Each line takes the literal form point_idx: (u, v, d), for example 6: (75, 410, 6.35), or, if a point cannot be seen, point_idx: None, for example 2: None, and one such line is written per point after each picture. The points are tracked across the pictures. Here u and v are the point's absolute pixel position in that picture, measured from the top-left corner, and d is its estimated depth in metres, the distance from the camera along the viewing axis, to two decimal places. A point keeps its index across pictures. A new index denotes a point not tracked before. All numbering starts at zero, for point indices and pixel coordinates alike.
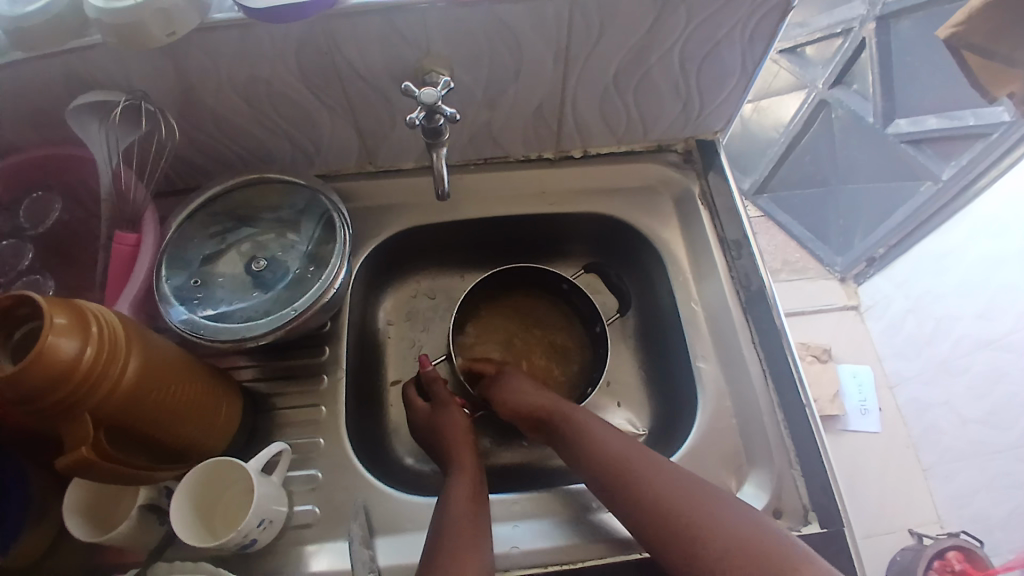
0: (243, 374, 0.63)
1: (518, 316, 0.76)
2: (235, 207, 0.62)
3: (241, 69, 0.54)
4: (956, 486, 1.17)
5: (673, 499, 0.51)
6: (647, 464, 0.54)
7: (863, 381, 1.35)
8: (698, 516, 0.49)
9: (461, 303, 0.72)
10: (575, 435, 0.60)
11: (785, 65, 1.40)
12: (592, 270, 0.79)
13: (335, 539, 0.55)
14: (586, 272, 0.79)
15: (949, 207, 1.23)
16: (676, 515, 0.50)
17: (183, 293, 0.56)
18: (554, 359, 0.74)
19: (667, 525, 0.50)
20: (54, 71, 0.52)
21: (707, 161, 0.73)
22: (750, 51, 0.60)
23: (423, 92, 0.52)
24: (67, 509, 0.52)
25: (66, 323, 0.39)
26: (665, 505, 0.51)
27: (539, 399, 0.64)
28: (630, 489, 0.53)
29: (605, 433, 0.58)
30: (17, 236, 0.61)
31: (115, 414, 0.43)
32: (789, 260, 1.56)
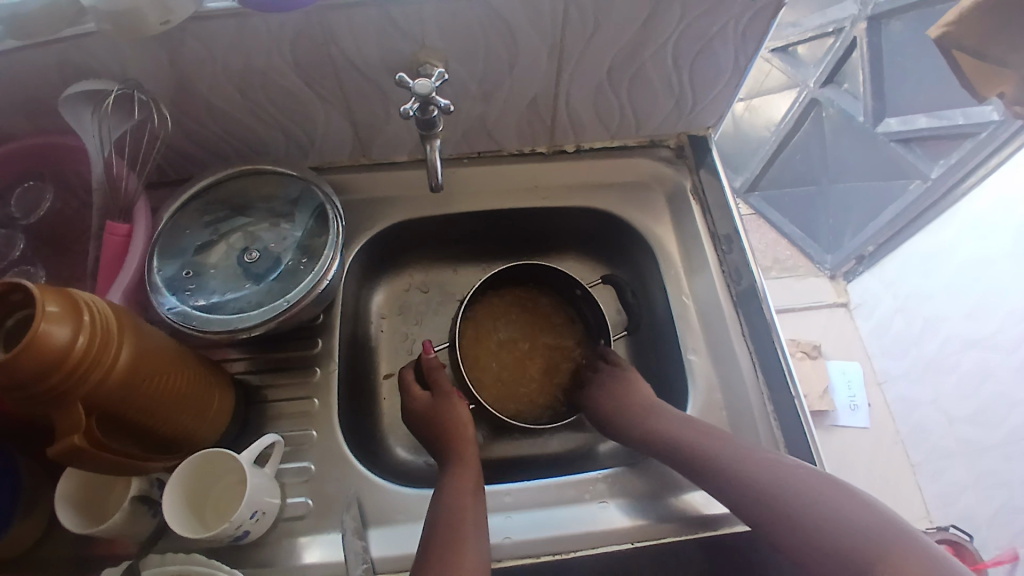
0: (235, 366, 0.63)
1: (518, 304, 0.76)
2: (228, 198, 0.62)
3: (234, 60, 0.54)
4: (943, 483, 1.19)
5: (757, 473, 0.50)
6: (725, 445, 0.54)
7: (852, 378, 1.37)
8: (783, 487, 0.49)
9: (471, 294, 0.72)
10: (642, 426, 0.60)
11: (778, 64, 1.40)
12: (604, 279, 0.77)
13: (328, 531, 0.55)
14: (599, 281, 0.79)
15: (937, 204, 1.24)
16: (755, 490, 0.50)
17: (175, 283, 0.56)
18: (555, 351, 0.75)
19: (739, 499, 0.50)
20: (45, 59, 0.52)
21: (699, 157, 0.74)
22: (742, 48, 0.61)
23: (418, 83, 0.51)
24: (60, 498, 0.51)
25: (58, 310, 0.38)
26: (753, 492, 0.50)
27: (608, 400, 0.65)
28: (693, 471, 0.55)
29: (676, 421, 0.58)
30: (9, 226, 0.61)
31: (107, 402, 0.43)
32: (779, 257, 1.57)
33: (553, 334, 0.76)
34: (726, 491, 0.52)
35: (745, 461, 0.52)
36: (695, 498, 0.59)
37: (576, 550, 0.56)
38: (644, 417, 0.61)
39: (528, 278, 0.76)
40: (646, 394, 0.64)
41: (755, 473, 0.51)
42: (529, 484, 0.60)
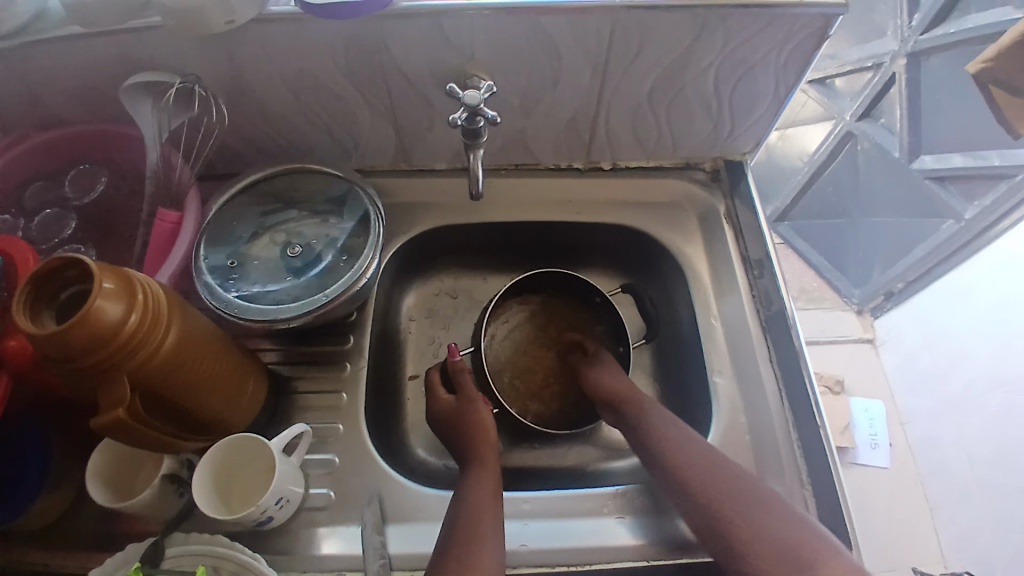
0: (267, 356, 0.65)
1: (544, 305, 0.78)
2: (274, 194, 0.64)
3: (290, 61, 0.56)
4: (961, 527, 1.15)
5: (722, 499, 0.51)
6: (704, 465, 0.54)
7: (874, 416, 1.35)
8: (747, 521, 0.49)
9: (495, 299, 0.72)
10: (644, 428, 0.60)
11: (814, 95, 1.36)
12: (628, 290, 0.77)
13: (347, 524, 0.56)
14: (621, 291, 0.79)
15: (968, 245, 1.23)
16: (720, 518, 0.51)
17: (219, 272, 0.57)
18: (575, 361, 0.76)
19: (710, 522, 0.51)
20: (110, 49, 0.55)
21: (734, 182, 0.74)
22: (783, 77, 0.62)
23: (467, 94, 0.53)
24: (89, 475, 0.52)
25: (113, 288, 0.40)
26: (731, 533, 0.49)
27: (620, 385, 0.65)
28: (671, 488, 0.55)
29: (671, 429, 0.59)
30: (62, 206, 0.63)
31: (150, 380, 0.44)
32: (806, 288, 1.56)
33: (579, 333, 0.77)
34: (707, 526, 0.51)
35: (716, 489, 0.52)
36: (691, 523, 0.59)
37: (591, 562, 0.56)
38: (642, 418, 0.61)
39: (550, 283, 0.76)
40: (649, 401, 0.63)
41: (736, 516, 0.50)
42: (546, 493, 0.60)
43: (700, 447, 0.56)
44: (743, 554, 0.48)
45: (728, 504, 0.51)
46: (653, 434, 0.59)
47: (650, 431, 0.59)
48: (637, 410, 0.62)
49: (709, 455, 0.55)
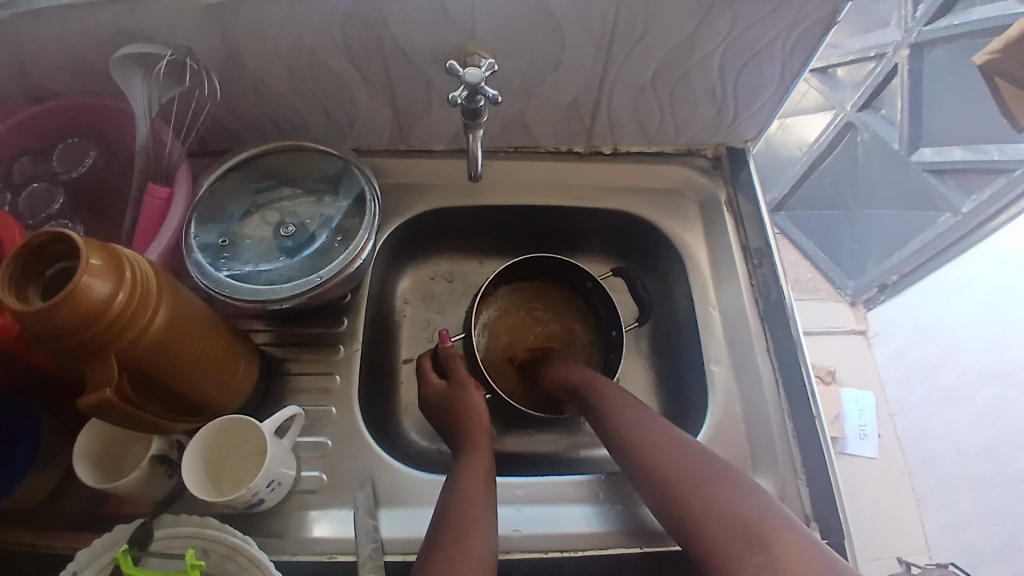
0: (259, 338, 0.64)
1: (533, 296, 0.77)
2: (268, 171, 0.63)
3: (285, 36, 0.55)
4: (947, 518, 1.17)
5: (676, 473, 0.51)
6: (662, 440, 0.54)
7: (864, 407, 1.35)
8: (697, 493, 0.48)
9: (484, 286, 0.71)
10: (595, 407, 0.61)
11: (815, 84, 1.33)
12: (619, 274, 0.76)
13: (339, 507, 0.56)
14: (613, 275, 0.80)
15: (963, 239, 1.24)
16: (673, 490, 0.50)
17: (211, 251, 0.56)
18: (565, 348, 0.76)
19: (666, 496, 0.50)
20: (99, 21, 0.53)
21: (735, 169, 0.74)
22: (788, 64, 0.61)
23: (467, 72, 0.52)
24: (77, 454, 0.52)
25: (100, 264, 0.39)
26: (684, 505, 0.49)
27: (574, 372, 0.66)
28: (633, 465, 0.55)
29: (624, 409, 0.59)
30: (50, 181, 0.61)
31: (140, 360, 0.43)
32: (801, 279, 1.56)
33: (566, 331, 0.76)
34: (662, 500, 0.51)
35: (671, 463, 0.52)
36: None
37: (584, 549, 0.55)
38: (595, 397, 0.62)
39: (541, 270, 0.75)
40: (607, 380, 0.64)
41: (687, 488, 0.49)
42: (540, 479, 0.59)
43: (659, 426, 0.56)
44: (694, 524, 0.47)
45: (680, 478, 0.50)
46: (615, 417, 0.59)
47: (613, 413, 0.59)
48: (605, 391, 0.62)
49: (668, 432, 0.55)
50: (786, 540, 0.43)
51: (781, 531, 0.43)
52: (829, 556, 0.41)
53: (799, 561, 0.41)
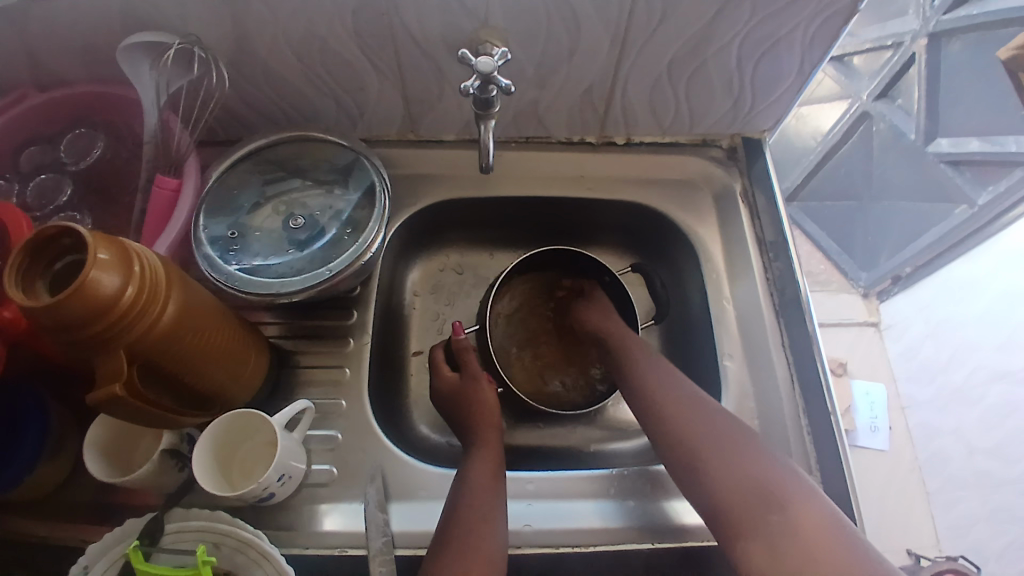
0: (268, 331, 0.64)
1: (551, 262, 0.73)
2: (278, 162, 0.62)
3: (296, 24, 0.54)
4: (957, 514, 1.17)
5: (692, 430, 0.54)
6: (678, 396, 0.57)
7: (875, 400, 1.34)
8: (712, 451, 0.52)
9: (506, 271, 0.71)
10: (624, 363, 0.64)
11: (831, 74, 1.24)
12: (638, 270, 0.75)
13: (350, 501, 0.55)
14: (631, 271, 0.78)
15: (979, 233, 1.23)
16: (689, 445, 0.53)
17: (219, 243, 0.56)
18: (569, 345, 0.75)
19: (681, 449, 0.54)
20: (110, 8, 0.52)
21: (750, 160, 0.72)
22: (808, 54, 0.59)
23: (480, 60, 0.51)
24: (89, 444, 0.52)
25: (109, 258, 0.39)
26: (696, 458, 0.52)
27: (607, 322, 0.69)
28: (648, 411, 0.58)
29: (647, 364, 0.62)
30: (58, 171, 0.61)
31: (150, 353, 0.43)
32: (812, 272, 1.51)
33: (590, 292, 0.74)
34: (675, 451, 0.54)
35: (689, 420, 0.55)
36: (678, 509, 0.57)
37: (596, 544, 0.55)
38: (625, 352, 0.64)
39: (554, 266, 0.75)
40: (639, 343, 0.65)
41: (701, 446, 0.52)
42: (553, 474, 0.58)
43: (677, 382, 0.59)
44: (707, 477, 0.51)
45: (695, 436, 0.53)
46: (644, 381, 0.60)
47: (644, 379, 0.60)
48: (642, 361, 0.63)
49: (685, 389, 0.58)
50: (803, 504, 0.47)
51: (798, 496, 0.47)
52: (841, 522, 0.46)
53: (819, 526, 0.45)
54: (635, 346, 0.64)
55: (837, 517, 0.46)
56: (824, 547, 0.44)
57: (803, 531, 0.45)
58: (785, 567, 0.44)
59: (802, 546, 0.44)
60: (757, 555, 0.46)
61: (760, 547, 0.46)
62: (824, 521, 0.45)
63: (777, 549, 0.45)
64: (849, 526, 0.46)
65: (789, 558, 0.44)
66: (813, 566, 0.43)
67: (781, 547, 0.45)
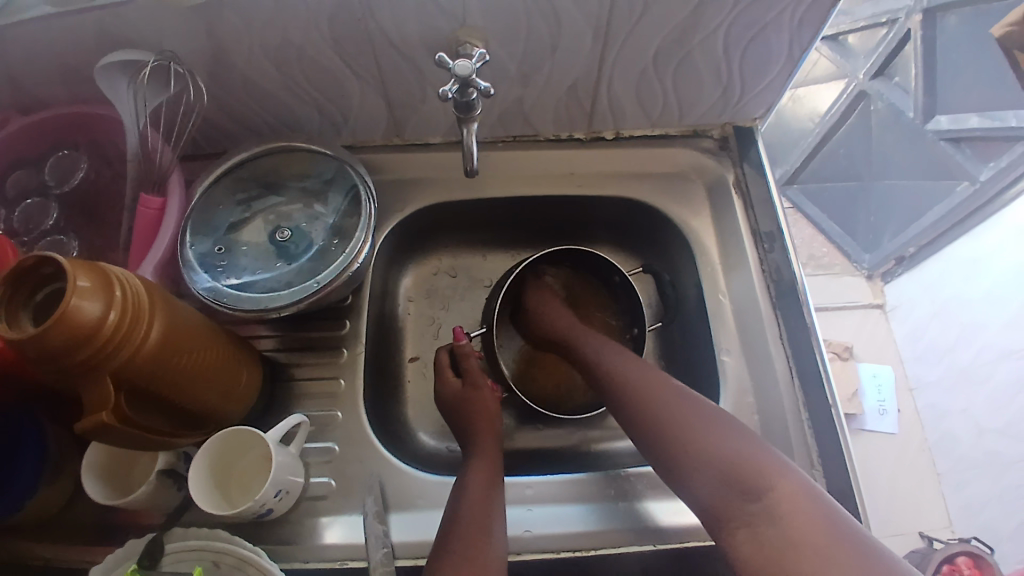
0: (263, 344, 0.63)
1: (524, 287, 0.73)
2: (263, 174, 0.61)
3: (272, 34, 0.53)
4: (968, 494, 1.16)
5: (665, 416, 0.53)
6: (650, 384, 0.57)
7: (883, 383, 1.33)
8: (686, 437, 0.51)
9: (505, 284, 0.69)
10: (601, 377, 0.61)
11: (826, 53, 1.29)
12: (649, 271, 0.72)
13: (349, 513, 0.55)
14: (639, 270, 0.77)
15: (982, 210, 1.21)
16: (663, 432, 0.53)
17: (207, 259, 0.55)
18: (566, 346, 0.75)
19: (656, 438, 0.53)
20: (85, 28, 0.52)
21: (743, 149, 0.71)
22: (797, 38, 0.58)
23: (458, 64, 0.50)
24: (86, 468, 0.52)
25: (89, 285, 0.38)
26: (671, 446, 0.52)
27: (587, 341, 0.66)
28: (621, 401, 0.58)
29: (618, 360, 0.61)
30: (43, 194, 0.61)
31: (137, 377, 0.43)
32: (815, 255, 1.50)
33: (580, 300, 0.75)
34: (650, 441, 0.54)
35: (661, 405, 0.54)
36: (675, 509, 0.57)
37: (596, 548, 0.55)
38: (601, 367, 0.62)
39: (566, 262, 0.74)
40: (616, 348, 0.64)
41: (675, 433, 0.52)
42: (551, 478, 0.58)
43: (648, 372, 0.59)
44: (683, 464, 0.50)
45: (669, 423, 0.53)
46: (614, 372, 0.60)
47: (613, 370, 0.60)
48: (609, 353, 0.63)
49: (657, 378, 0.57)
50: (782, 486, 0.46)
51: (778, 478, 0.47)
52: (823, 499, 0.45)
53: (800, 509, 0.45)
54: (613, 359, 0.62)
55: (818, 496, 0.46)
56: (806, 529, 0.43)
57: (785, 515, 0.45)
58: (770, 552, 0.44)
59: (784, 531, 0.44)
60: (744, 543, 0.45)
61: (745, 536, 0.45)
62: (804, 503, 0.45)
63: (761, 536, 0.45)
64: (832, 504, 0.45)
65: (772, 545, 0.44)
66: (796, 549, 0.43)
67: (764, 533, 0.44)
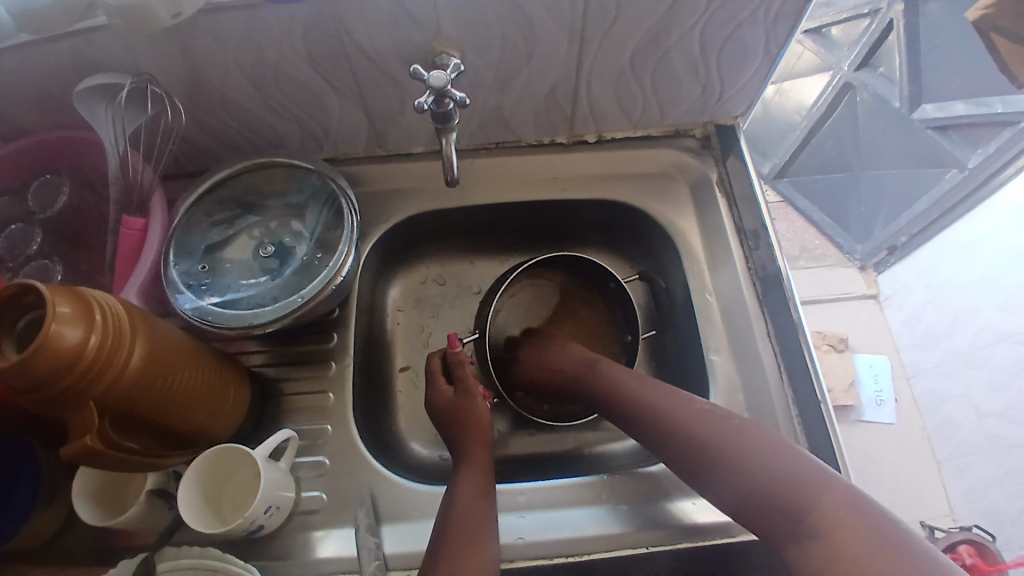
0: (252, 359, 0.64)
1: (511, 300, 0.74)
2: (243, 192, 0.61)
3: (247, 53, 0.53)
4: (969, 480, 1.16)
5: (687, 429, 0.52)
6: (665, 398, 0.56)
7: (879, 372, 1.31)
8: (714, 451, 0.50)
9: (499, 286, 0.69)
10: (611, 397, 0.60)
11: (809, 45, 1.34)
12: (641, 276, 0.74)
13: (342, 525, 0.56)
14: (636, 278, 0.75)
15: (969, 198, 1.20)
16: (689, 445, 0.51)
17: (191, 278, 0.55)
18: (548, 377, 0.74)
19: (680, 451, 0.52)
20: (60, 55, 0.52)
21: (725, 146, 0.71)
22: (773, 33, 0.58)
23: (432, 75, 0.50)
24: (77, 494, 0.52)
25: (69, 311, 0.38)
26: (698, 459, 0.51)
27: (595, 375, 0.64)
28: (639, 418, 0.56)
29: (629, 380, 0.60)
30: (27, 221, 0.61)
31: (121, 402, 0.43)
32: (807, 247, 1.49)
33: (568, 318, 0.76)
34: (675, 456, 0.53)
35: (682, 415, 0.53)
36: (673, 508, 0.57)
37: (590, 552, 0.56)
38: (610, 386, 0.61)
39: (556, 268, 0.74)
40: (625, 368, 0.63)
41: (700, 444, 0.51)
42: (543, 484, 0.58)
43: (660, 387, 0.58)
44: (715, 478, 0.49)
45: (694, 437, 0.51)
46: (626, 396, 0.59)
47: (622, 393, 0.59)
48: (620, 375, 0.61)
49: (671, 390, 0.56)
50: (824, 497, 0.44)
51: (815, 488, 0.45)
52: (869, 507, 0.43)
53: (845, 520, 0.42)
54: (620, 376, 0.61)
55: (865, 502, 0.43)
56: (848, 535, 0.41)
57: (830, 528, 0.42)
58: (813, 559, 0.42)
59: (832, 547, 0.42)
60: (796, 557, 0.44)
61: (795, 551, 0.44)
62: (854, 514, 0.42)
63: (808, 549, 0.43)
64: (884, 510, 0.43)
65: (822, 560, 0.42)
66: (840, 555, 0.41)
67: (811, 547, 0.43)
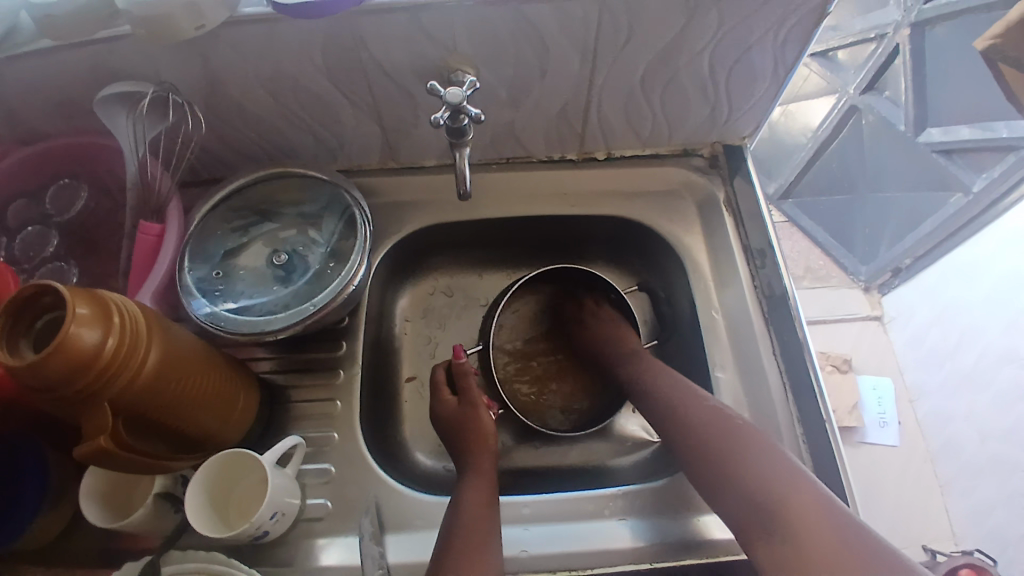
0: (261, 366, 0.64)
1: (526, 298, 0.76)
2: (259, 200, 0.63)
3: (267, 65, 0.54)
4: (971, 504, 1.15)
5: (699, 425, 0.54)
6: (685, 397, 0.58)
7: (883, 394, 1.32)
8: (718, 449, 0.52)
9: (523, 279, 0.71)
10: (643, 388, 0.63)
11: (816, 69, 1.36)
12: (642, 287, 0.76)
13: (346, 534, 0.56)
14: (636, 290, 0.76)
15: (977, 219, 1.20)
16: (697, 438, 0.54)
17: (204, 284, 0.56)
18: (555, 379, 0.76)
19: (687, 443, 0.55)
20: (84, 62, 0.53)
21: (732, 166, 0.72)
22: (781, 56, 0.59)
23: (449, 92, 0.51)
24: (84, 495, 0.53)
25: (88, 313, 0.39)
26: (700, 452, 0.53)
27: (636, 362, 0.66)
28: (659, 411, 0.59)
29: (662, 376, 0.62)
30: (44, 224, 0.62)
31: (133, 403, 0.43)
32: (812, 266, 1.51)
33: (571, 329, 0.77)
34: (683, 446, 0.55)
35: (699, 410, 0.56)
36: (675, 524, 0.57)
37: (591, 567, 0.55)
38: (644, 379, 0.64)
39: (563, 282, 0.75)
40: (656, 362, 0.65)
41: (710, 437, 0.53)
42: (547, 496, 0.59)
43: (682, 386, 0.60)
44: (712, 472, 0.52)
45: (704, 431, 0.54)
46: (653, 391, 0.61)
47: (649, 388, 0.62)
48: (651, 374, 0.63)
49: (693, 390, 0.58)
50: (806, 511, 0.45)
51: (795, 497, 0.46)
52: (847, 529, 0.44)
53: (819, 536, 0.44)
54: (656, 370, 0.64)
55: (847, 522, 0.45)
56: (819, 550, 0.43)
57: (803, 539, 0.44)
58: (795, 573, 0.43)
59: (802, 556, 0.44)
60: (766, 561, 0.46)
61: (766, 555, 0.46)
62: (829, 531, 0.44)
63: (778, 555, 0.45)
64: (863, 533, 0.44)
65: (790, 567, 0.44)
66: None
67: (782, 554, 0.45)
